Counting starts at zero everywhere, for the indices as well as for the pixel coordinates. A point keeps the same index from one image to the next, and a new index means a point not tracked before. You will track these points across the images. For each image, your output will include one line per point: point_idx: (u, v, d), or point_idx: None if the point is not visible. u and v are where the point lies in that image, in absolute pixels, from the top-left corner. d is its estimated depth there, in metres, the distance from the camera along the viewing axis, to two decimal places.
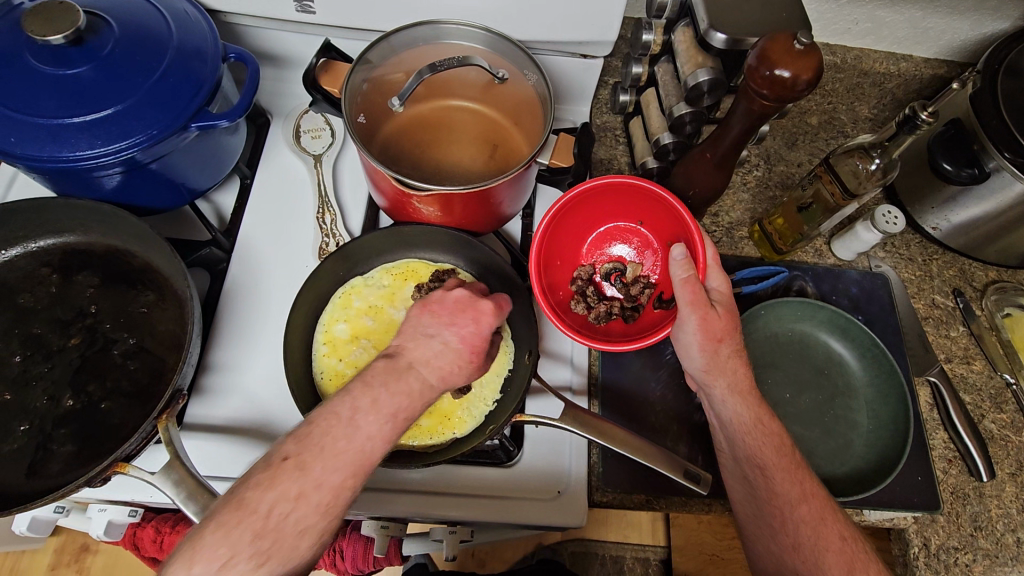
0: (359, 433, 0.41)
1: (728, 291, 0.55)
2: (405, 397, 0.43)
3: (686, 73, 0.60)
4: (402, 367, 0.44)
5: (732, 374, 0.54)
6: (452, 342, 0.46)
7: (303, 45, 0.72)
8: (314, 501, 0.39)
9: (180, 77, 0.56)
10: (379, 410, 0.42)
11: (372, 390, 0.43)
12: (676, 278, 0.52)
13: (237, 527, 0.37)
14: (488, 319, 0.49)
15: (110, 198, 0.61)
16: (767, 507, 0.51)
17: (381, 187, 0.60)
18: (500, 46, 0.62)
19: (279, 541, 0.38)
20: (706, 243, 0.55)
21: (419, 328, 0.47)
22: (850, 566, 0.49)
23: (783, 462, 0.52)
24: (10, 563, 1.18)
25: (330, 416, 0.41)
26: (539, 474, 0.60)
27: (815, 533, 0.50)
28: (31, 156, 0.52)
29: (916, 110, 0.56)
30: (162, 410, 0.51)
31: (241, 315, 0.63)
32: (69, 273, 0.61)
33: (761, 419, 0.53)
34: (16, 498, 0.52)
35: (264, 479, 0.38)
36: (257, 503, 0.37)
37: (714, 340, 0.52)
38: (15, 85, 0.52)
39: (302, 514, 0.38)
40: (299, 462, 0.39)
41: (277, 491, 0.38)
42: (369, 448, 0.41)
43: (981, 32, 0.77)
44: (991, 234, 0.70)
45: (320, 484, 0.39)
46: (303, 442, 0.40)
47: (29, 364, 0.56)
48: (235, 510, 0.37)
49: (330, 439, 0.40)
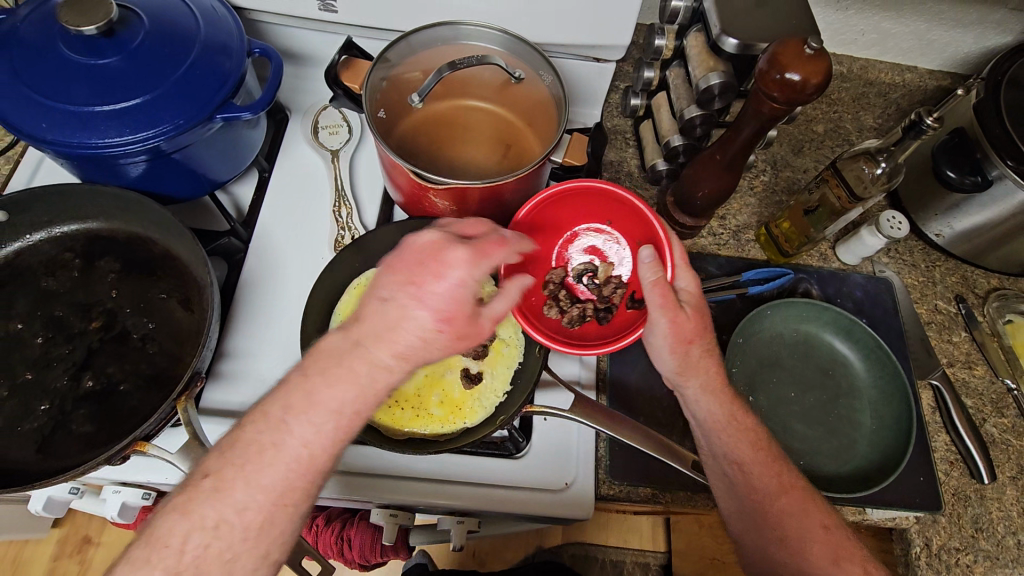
0: (291, 438, 0.39)
1: (697, 290, 0.56)
2: (349, 385, 0.40)
3: (697, 76, 0.61)
4: (348, 345, 0.41)
5: (704, 374, 0.55)
6: (407, 304, 0.41)
7: (325, 44, 0.74)
8: (239, 529, 0.38)
9: (206, 70, 0.57)
10: (314, 408, 0.40)
11: (309, 381, 0.40)
12: (645, 281, 0.52)
13: (148, 566, 0.36)
14: (456, 271, 0.42)
15: (134, 185, 0.62)
16: (750, 503, 0.53)
17: (396, 182, 0.62)
18: (516, 47, 0.63)
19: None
20: (672, 245, 0.56)
21: (376, 290, 0.43)
22: (833, 556, 0.51)
23: (759, 456, 0.54)
24: (13, 551, 1.19)
25: (259, 418, 0.40)
26: (547, 464, 0.61)
27: (800, 525, 0.52)
28: (60, 142, 0.54)
29: (922, 115, 0.57)
30: (181, 392, 0.52)
31: (256, 302, 0.65)
32: (91, 259, 0.62)
33: (735, 415, 0.55)
34: (35, 475, 0.53)
35: (181, 503, 0.38)
36: (169, 537, 0.37)
37: (684, 341, 0.54)
38: (48, 73, 0.54)
39: (226, 543, 0.38)
40: (218, 481, 0.38)
41: (194, 518, 0.38)
42: (303, 453, 0.40)
43: (984, 46, 0.80)
44: (994, 241, 0.71)
45: (245, 506, 0.38)
46: (223, 459, 0.39)
47: (50, 346, 0.58)
48: (150, 543, 0.37)
49: (255, 449, 0.39)
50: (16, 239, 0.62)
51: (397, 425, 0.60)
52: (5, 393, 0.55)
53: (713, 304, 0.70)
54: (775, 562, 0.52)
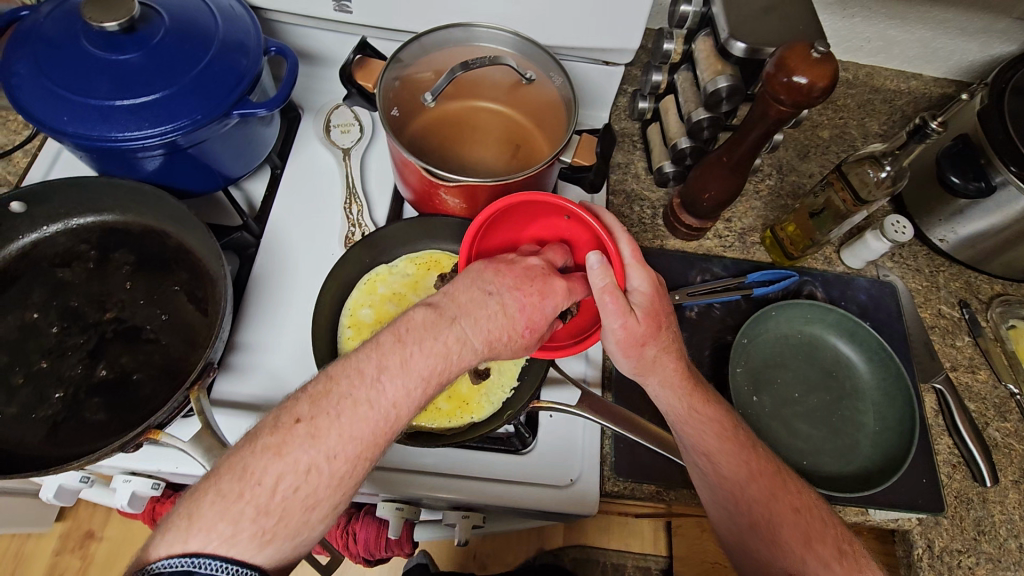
0: (382, 396, 0.40)
1: (651, 288, 0.52)
2: (442, 358, 0.41)
3: (705, 80, 0.62)
4: (445, 321, 0.42)
5: (663, 371, 0.53)
6: (510, 307, 0.44)
7: (338, 44, 0.76)
8: (326, 475, 0.39)
9: (224, 67, 0.59)
10: (409, 371, 0.41)
11: (405, 347, 0.41)
12: (594, 288, 0.49)
13: (240, 502, 0.37)
14: (556, 297, 0.46)
15: (151, 179, 0.63)
16: (721, 490, 0.53)
17: (408, 179, 0.63)
18: (528, 49, 0.64)
19: (283, 519, 0.38)
20: (619, 243, 0.52)
21: (478, 282, 0.45)
22: (809, 541, 0.50)
23: (724, 446, 0.53)
24: (17, 544, 1.19)
25: (354, 373, 0.40)
26: (554, 461, 0.61)
27: (768, 510, 0.51)
28: (80, 135, 0.55)
29: (926, 119, 0.58)
30: (194, 381, 0.53)
31: (266, 294, 0.66)
32: (107, 251, 0.63)
33: (695, 407, 0.54)
34: (49, 462, 0.53)
35: (274, 443, 0.38)
36: (262, 475, 0.37)
37: (636, 345, 0.52)
38: (71, 68, 0.55)
39: (312, 489, 0.38)
40: (312, 428, 0.39)
41: (287, 461, 0.38)
42: (392, 414, 0.40)
43: (988, 54, 0.81)
44: (997, 248, 0.72)
45: (335, 454, 0.39)
46: (317, 406, 0.39)
47: (65, 335, 0.59)
48: (238, 481, 0.37)
49: (350, 404, 0.40)
50: (33, 231, 0.63)
51: None
52: (20, 381, 0.56)
53: (718, 304, 0.71)
54: (750, 549, 0.52)
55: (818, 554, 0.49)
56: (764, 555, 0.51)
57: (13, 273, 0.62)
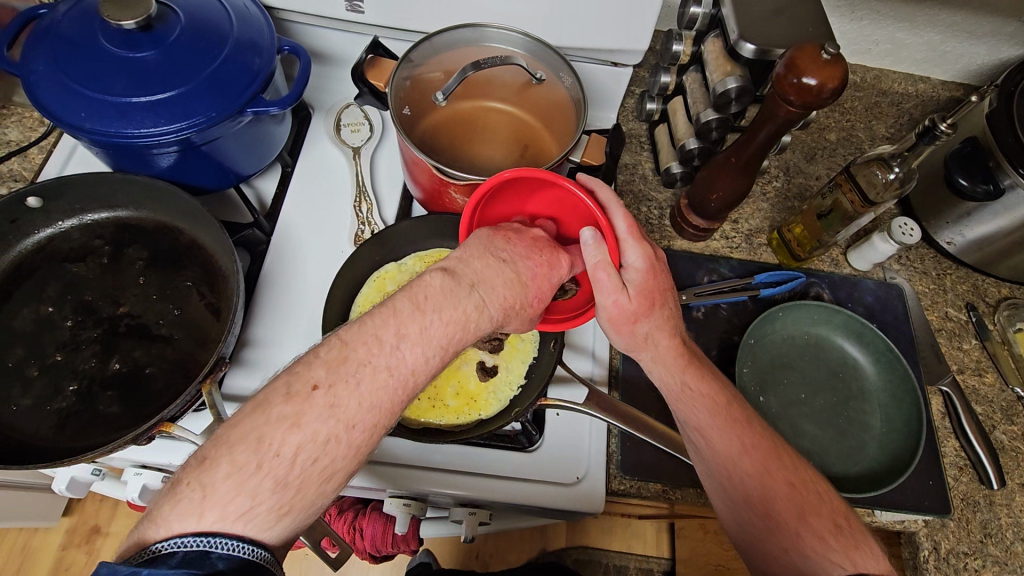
0: (402, 363, 0.38)
1: (648, 265, 0.52)
2: (460, 326, 0.40)
3: (714, 80, 0.62)
4: (464, 288, 0.41)
5: (655, 348, 0.54)
6: (524, 275, 0.45)
7: (349, 44, 0.76)
8: (344, 444, 0.37)
9: (238, 66, 0.59)
10: (428, 340, 0.39)
11: (424, 315, 0.39)
12: (588, 262, 0.50)
13: (257, 475, 0.35)
14: (562, 270, 0.48)
15: (164, 175, 0.64)
16: (715, 468, 0.53)
17: (417, 178, 0.64)
18: (538, 50, 0.65)
19: (302, 490, 0.36)
20: (615, 218, 0.52)
21: (490, 249, 0.45)
22: (800, 512, 0.49)
23: (715, 421, 0.53)
24: (23, 537, 1.20)
25: (371, 340, 0.38)
26: (560, 459, 0.61)
27: (760, 483, 0.50)
28: (97, 131, 0.56)
29: (935, 121, 0.59)
30: (206, 375, 0.53)
31: (276, 287, 0.66)
32: (120, 247, 0.64)
33: (688, 385, 0.54)
34: (65, 452, 0.54)
35: (291, 414, 0.36)
36: (280, 446, 0.35)
37: (628, 321, 0.53)
38: (88, 65, 0.56)
39: (331, 459, 0.37)
40: (331, 396, 0.36)
41: (307, 432, 0.36)
42: (410, 381, 0.39)
43: (996, 58, 0.81)
44: (1004, 251, 0.72)
45: (354, 423, 0.37)
46: (336, 371, 0.37)
47: (79, 329, 0.59)
48: (255, 451, 0.35)
49: (370, 371, 0.37)
50: (48, 226, 0.64)
51: (413, 415, 0.61)
52: (35, 373, 0.57)
53: (725, 304, 0.71)
54: (748, 524, 0.51)
55: (813, 528, 0.48)
56: (757, 527, 0.51)
57: (28, 268, 0.62)
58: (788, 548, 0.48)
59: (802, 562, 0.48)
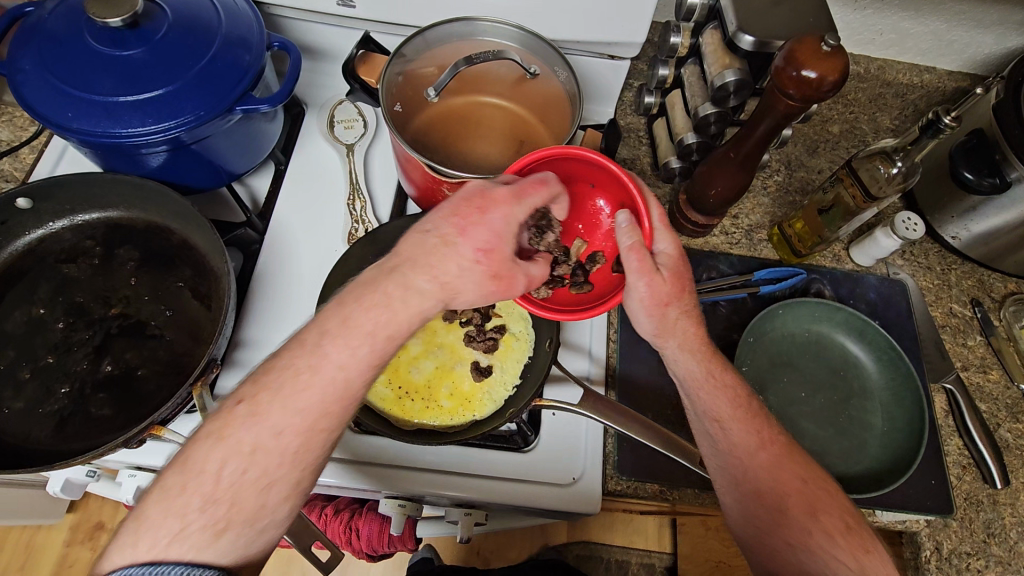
0: (326, 360, 0.41)
1: (677, 252, 0.52)
2: (383, 312, 0.41)
3: (713, 73, 0.61)
4: (384, 274, 0.42)
5: (682, 334, 0.53)
6: (450, 235, 0.42)
7: (340, 40, 0.75)
8: (275, 451, 0.39)
9: (227, 63, 0.58)
10: (350, 331, 0.41)
11: (345, 310, 0.42)
12: (622, 246, 0.48)
13: (185, 495, 0.38)
14: (499, 207, 0.42)
15: (153, 174, 0.63)
16: (729, 461, 0.52)
17: (411, 176, 0.63)
18: (532, 44, 0.63)
19: (237, 504, 0.39)
20: (651, 205, 0.50)
21: (417, 228, 0.43)
22: (810, 507, 0.50)
23: (737, 413, 0.53)
24: (27, 535, 1.21)
25: (295, 348, 0.41)
26: (555, 459, 0.61)
27: (772, 478, 0.51)
28: (84, 131, 0.55)
29: (940, 114, 0.57)
30: (197, 377, 0.53)
31: (268, 287, 0.66)
32: (111, 247, 0.63)
33: (713, 372, 0.54)
34: (57, 455, 0.54)
35: (216, 430, 0.39)
36: (206, 463, 0.38)
37: (660, 304, 0.51)
38: (74, 63, 0.55)
39: (262, 468, 0.39)
40: (253, 407, 0.40)
41: (231, 445, 0.39)
42: (340, 375, 0.41)
43: (1004, 46, 0.79)
44: (1011, 245, 0.71)
45: (281, 429, 0.39)
46: (257, 385, 0.40)
47: (71, 330, 0.59)
48: (183, 472, 0.38)
49: (294, 373, 0.40)
50: (39, 227, 0.63)
51: (407, 416, 0.61)
52: (27, 375, 0.57)
53: (724, 302, 0.70)
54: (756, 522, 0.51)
55: (822, 525, 0.49)
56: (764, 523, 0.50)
57: (20, 269, 0.62)
58: (793, 543, 0.49)
59: (805, 556, 0.48)
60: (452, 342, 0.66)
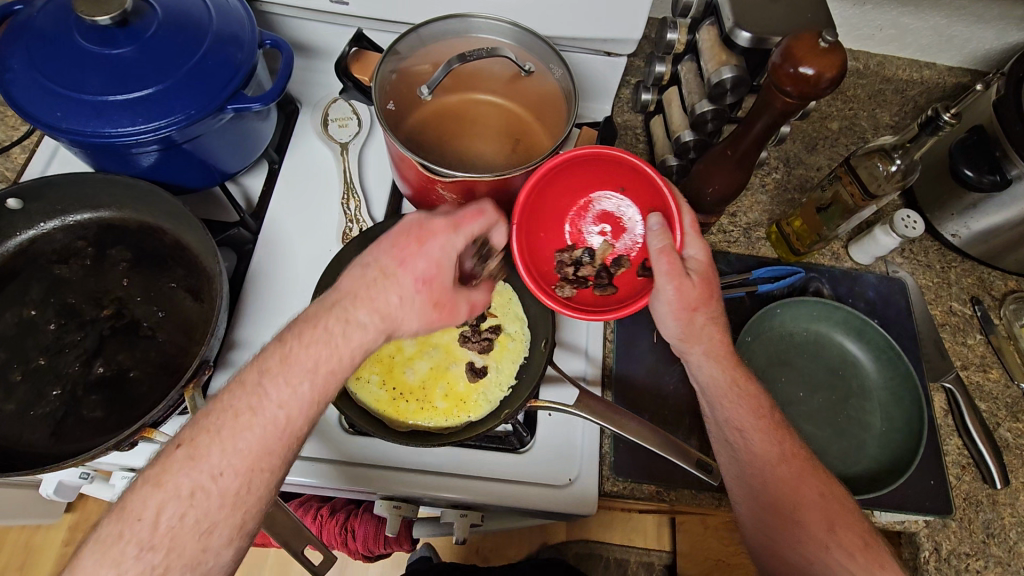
0: (265, 401, 0.42)
1: (706, 259, 0.54)
2: (324, 345, 0.44)
3: (709, 70, 0.60)
4: (326, 308, 0.45)
5: (708, 340, 0.55)
6: (389, 265, 0.46)
7: (334, 37, 0.75)
8: (215, 494, 0.40)
9: (218, 61, 0.58)
10: (288, 373, 0.43)
11: (286, 347, 0.44)
12: (652, 248, 0.50)
13: (122, 542, 0.38)
14: (438, 236, 0.46)
15: (145, 174, 0.63)
16: (748, 470, 0.53)
17: (406, 175, 0.62)
18: (527, 40, 0.62)
19: (176, 547, 0.39)
20: (684, 211, 0.52)
21: (357, 262, 0.47)
22: (828, 522, 0.50)
23: (759, 424, 0.54)
24: (26, 535, 1.21)
25: (236, 388, 0.42)
26: (550, 460, 0.60)
27: (793, 492, 0.51)
28: (74, 130, 0.54)
29: (939, 111, 0.56)
30: (189, 379, 0.52)
31: (262, 288, 0.65)
32: (102, 248, 0.63)
33: (738, 382, 0.55)
34: (48, 458, 0.54)
35: (155, 475, 0.40)
36: (143, 509, 0.39)
37: (688, 308, 0.53)
38: (63, 63, 0.55)
39: (201, 512, 0.39)
40: (191, 449, 0.40)
41: (168, 489, 0.39)
42: (278, 414, 0.42)
43: (1005, 42, 0.78)
44: (1011, 243, 0.70)
45: (220, 471, 0.40)
46: (196, 428, 0.41)
47: (63, 332, 0.59)
48: (120, 520, 0.39)
49: (232, 415, 0.41)
50: (30, 227, 0.63)
51: (402, 418, 0.61)
52: (18, 377, 0.57)
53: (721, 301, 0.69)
54: (771, 533, 0.52)
55: (841, 541, 0.49)
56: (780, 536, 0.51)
57: (12, 270, 0.62)
58: (813, 560, 0.50)
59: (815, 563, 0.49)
60: (447, 342, 0.66)
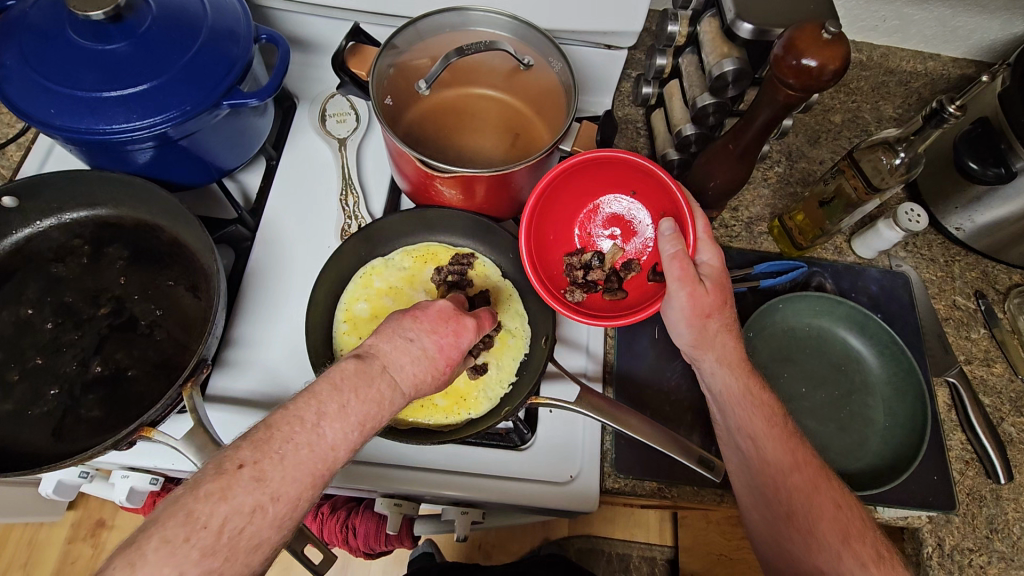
0: (323, 440, 0.39)
1: (720, 264, 0.54)
2: (376, 404, 0.41)
3: (711, 63, 0.60)
4: (376, 371, 0.42)
5: (721, 347, 0.54)
6: (431, 350, 0.45)
7: (331, 31, 0.74)
8: (271, 516, 0.37)
9: (212, 56, 0.57)
10: (347, 417, 0.40)
11: (342, 394, 0.40)
12: (665, 254, 0.52)
13: (184, 547, 0.34)
14: (468, 335, 0.48)
15: (142, 172, 0.62)
16: (759, 476, 0.53)
17: (404, 171, 0.61)
18: (526, 34, 0.62)
19: (230, 559, 0.35)
20: (696, 217, 0.54)
21: (398, 330, 0.45)
22: (844, 534, 0.49)
23: (773, 432, 0.53)
24: (31, 532, 1.21)
25: (294, 421, 0.39)
26: (551, 457, 0.60)
27: (807, 501, 0.50)
28: (69, 128, 0.54)
29: (944, 103, 0.56)
30: (187, 378, 0.52)
31: (260, 286, 0.65)
32: (99, 246, 0.62)
33: (750, 389, 0.54)
34: (46, 458, 0.53)
35: (217, 489, 0.35)
36: (209, 517, 0.35)
37: (702, 315, 0.53)
38: (55, 58, 0.54)
39: (259, 527, 0.36)
40: (257, 471, 0.37)
41: (234, 503, 0.35)
42: (332, 456, 0.39)
43: (1010, 32, 0.77)
44: (1016, 237, 0.69)
45: (281, 496, 0.37)
46: (262, 449, 0.37)
47: (60, 331, 0.58)
48: (184, 524, 0.34)
49: (293, 447, 0.38)
50: (26, 226, 0.62)
51: (402, 415, 0.60)
52: (16, 377, 0.56)
53: None
54: (784, 541, 0.51)
55: (856, 553, 0.48)
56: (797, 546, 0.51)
57: (8, 269, 0.61)
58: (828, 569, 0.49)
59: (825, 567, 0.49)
60: None
